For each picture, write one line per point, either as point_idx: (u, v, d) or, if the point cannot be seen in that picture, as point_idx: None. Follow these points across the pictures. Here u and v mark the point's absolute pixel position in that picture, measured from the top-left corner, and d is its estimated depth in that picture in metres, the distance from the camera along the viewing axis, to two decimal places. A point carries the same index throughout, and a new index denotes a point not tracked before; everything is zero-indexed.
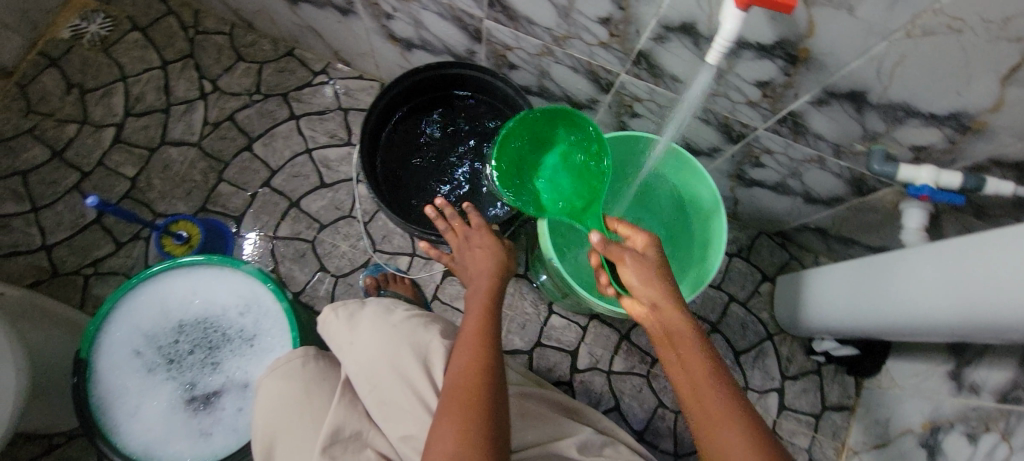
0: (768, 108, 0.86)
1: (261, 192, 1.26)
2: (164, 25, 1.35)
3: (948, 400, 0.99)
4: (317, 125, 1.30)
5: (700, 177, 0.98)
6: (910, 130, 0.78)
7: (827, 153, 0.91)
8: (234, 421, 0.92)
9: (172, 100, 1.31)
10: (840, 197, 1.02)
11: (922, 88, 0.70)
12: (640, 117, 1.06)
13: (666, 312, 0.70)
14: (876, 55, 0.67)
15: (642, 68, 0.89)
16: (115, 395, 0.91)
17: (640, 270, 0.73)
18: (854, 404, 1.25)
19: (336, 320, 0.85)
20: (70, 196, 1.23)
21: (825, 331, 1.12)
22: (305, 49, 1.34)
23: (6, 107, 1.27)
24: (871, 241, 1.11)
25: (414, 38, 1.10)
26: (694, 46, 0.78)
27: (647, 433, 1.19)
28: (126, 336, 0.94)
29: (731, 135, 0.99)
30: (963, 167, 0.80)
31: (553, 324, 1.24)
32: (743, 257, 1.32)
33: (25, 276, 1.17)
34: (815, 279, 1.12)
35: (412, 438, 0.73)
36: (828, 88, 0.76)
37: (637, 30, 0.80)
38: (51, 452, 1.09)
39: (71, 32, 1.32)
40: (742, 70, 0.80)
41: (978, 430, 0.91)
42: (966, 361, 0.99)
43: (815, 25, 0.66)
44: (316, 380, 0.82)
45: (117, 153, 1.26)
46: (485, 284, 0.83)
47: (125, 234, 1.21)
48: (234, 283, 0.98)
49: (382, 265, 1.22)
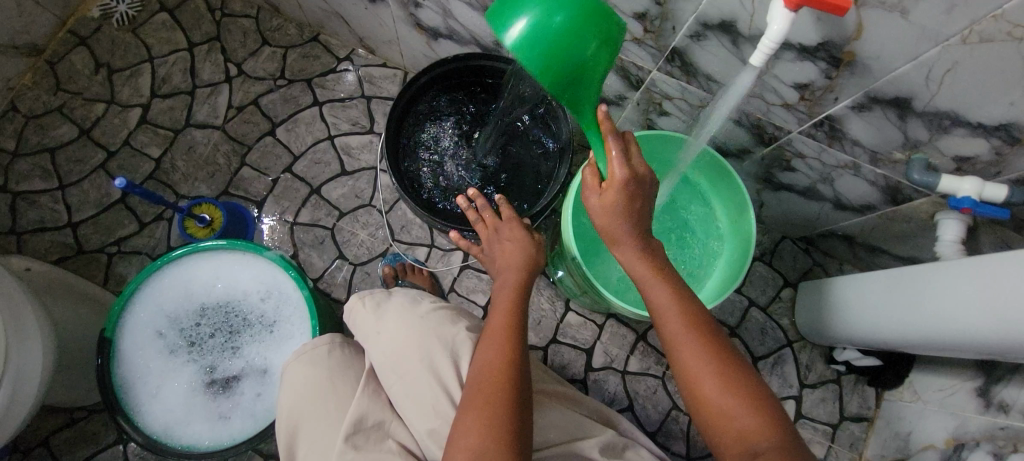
0: (805, 111, 0.83)
1: (282, 177, 1.26)
2: (191, 7, 1.35)
3: (975, 417, 0.97)
4: (340, 112, 1.30)
5: (730, 179, 0.96)
6: (955, 140, 0.75)
7: (863, 159, 0.88)
8: (252, 406, 0.93)
9: (198, 83, 1.31)
10: (872, 205, 0.99)
11: (974, 97, 0.67)
12: (668, 115, 1.03)
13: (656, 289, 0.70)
14: (927, 61, 0.65)
15: (674, 66, 0.87)
16: (138, 376, 0.93)
17: (605, 215, 0.71)
18: (873, 415, 1.23)
19: (362, 308, 0.85)
20: (96, 175, 1.24)
21: (850, 341, 1.10)
22: (330, 35, 1.33)
23: (36, 84, 1.28)
24: (901, 251, 1.08)
25: (441, 27, 1.09)
26: (732, 45, 0.75)
27: (660, 435, 1.18)
28: (149, 317, 0.95)
29: (762, 138, 0.96)
30: (1009, 180, 0.78)
31: (570, 321, 1.23)
32: (765, 261, 1.30)
33: (50, 252, 1.19)
34: (841, 288, 1.10)
35: (435, 432, 0.73)
36: (871, 92, 0.74)
37: (673, 27, 0.79)
38: (72, 425, 1.11)
39: (100, 12, 1.33)
40: (781, 71, 0.78)
41: (1005, 450, 0.89)
42: (995, 378, 0.96)
43: (864, 27, 0.64)
44: (341, 368, 0.82)
45: (142, 133, 1.27)
46: (513, 278, 0.82)
47: (148, 215, 1.22)
48: (257, 269, 0.98)
49: (400, 255, 1.22)
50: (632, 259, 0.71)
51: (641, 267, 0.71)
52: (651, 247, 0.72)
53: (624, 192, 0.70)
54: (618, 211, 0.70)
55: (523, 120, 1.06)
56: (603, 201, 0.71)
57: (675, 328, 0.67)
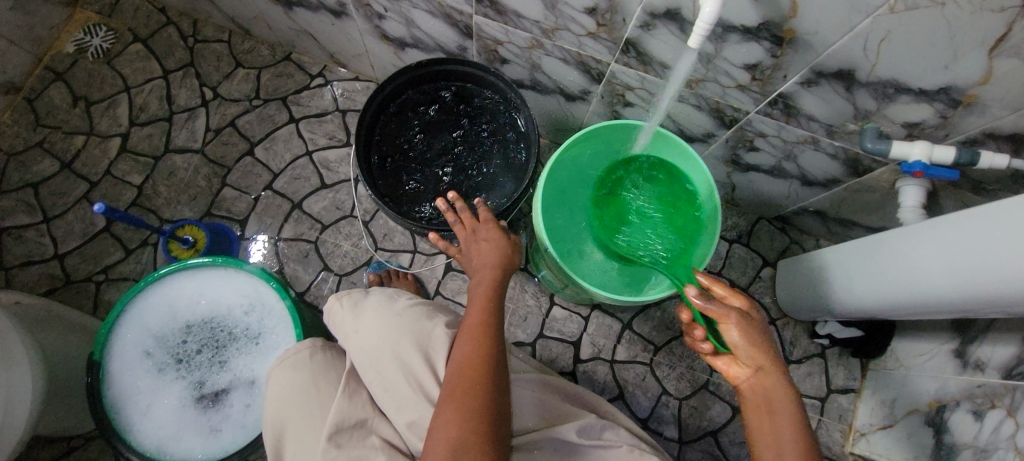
0: (758, 91, 0.86)
1: (263, 195, 1.28)
2: (164, 36, 1.38)
3: (954, 378, 0.99)
4: (316, 127, 1.33)
5: (694, 163, 1.01)
6: (901, 107, 0.78)
7: (820, 133, 0.90)
8: (242, 417, 0.95)
9: (175, 108, 1.33)
10: (836, 179, 1.02)
11: (910, 64, 0.70)
12: (633, 106, 1.06)
13: (766, 373, 0.72)
14: (861, 32, 0.67)
15: (631, 56, 0.90)
16: (128, 396, 0.94)
17: (744, 329, 0.74)
18: (860, 386, 1.24)
19: (340, 308, 0.88)
20: (80, 206, 1.26)
21: (830, 312, 1.11)
22: (302, 53, 1.36)
23: (15, 121, 1.31)
24: (871, 222, 1.10)
25: (406, 37, 1.12)
26: (681, 31, 0.78)
27: (652, 421, 1.19)
28: (136, 338, 0.97)
29: (723, 120, 0.99)
30: (957, 141, 0.80)
31: (555, 315, 1.24)
32: (743, 243, 1.32)
33: (39, 284, 1.20)
34: (816, 262, 1.12)
35: (416, 424, 0.76)
36: (816, 68, 0.76)
37: (623, 19, 0.81)
38: (70, 453, 1.12)
39: (75, 47, 1.36)
40: (729, 53, 0.80)
41: (984, 407, 0.91)
42: (971, 338, 0.98)
43: (798, 5, 0.67)
44: (323, 370, 0.84)
45: (123, 162, 1.29)
46: (488, 276, 0.83)
47: (134, 241, 1.24)
48: (240, 285, 1.00)
49: (384, 262, 1.24)
50: (756, 360, 0.73)
51: (770, 379, 0.72)
52: (760, 340, 0.74)
53: (745, 320, 0.74)
54: (771, 372, 0.72)
55: (487, 120, 1.09)
56: (746, 338, 0.73)
57: (773, 393, 0.71)
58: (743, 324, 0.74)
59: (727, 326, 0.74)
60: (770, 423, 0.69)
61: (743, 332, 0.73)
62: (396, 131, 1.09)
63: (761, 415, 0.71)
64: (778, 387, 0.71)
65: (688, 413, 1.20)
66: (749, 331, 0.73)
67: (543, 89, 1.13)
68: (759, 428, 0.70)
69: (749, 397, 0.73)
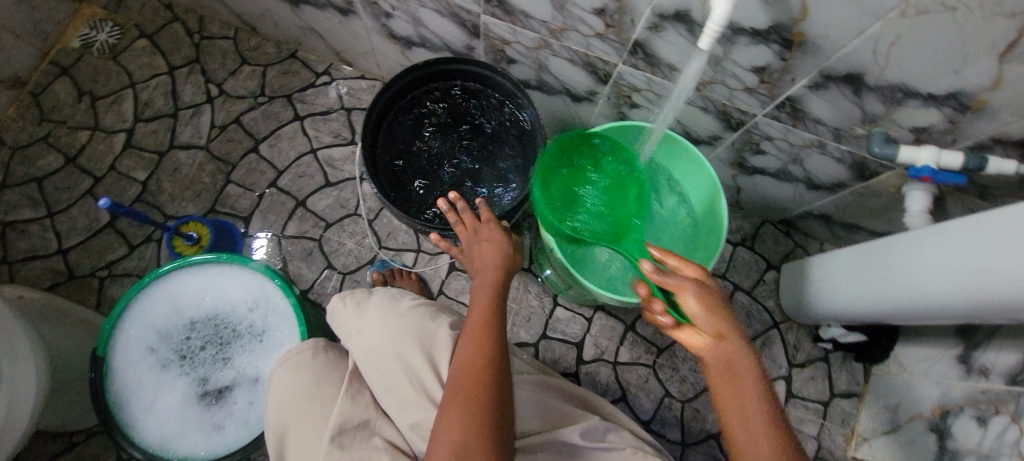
0: (766, 94, 0.86)
1: (267, 192, 1.28)
2: (170, 32, 1.38)
3: (958, 384, 0.99)
4: (321, 125, 1.32)
5: (701, 166, 1.00)
6: (909, 112, 0.78)
7: (827, 137, 0.90)
8: (245, 415, 0.94)
9: (180, 105, 1.33)
10: (842, 183, 1.02)
11: (920, 68, 0.70)
12: (639, 108, 1.06)
13: (726, 340, 0.68)
14: (871, 36, 0.67)
15: (638, 58, 0.89)
16: (132, 392, 0.94)
17: (700, 296, 0.70)
18: (863, 390, 1.24)
19: (344, 308, 0.88)
20: (84, 201, 1.26)
21: (832, 317, 1.11)
22: (308, 51, 1.36)
23: (20, 116, 1.31)
24: (876, 227, 1.10)
25: (413, 36, 1.12)
26: (689, 33, 0.78)
27: (654, 423, 1.19)
28: (140, 334, 0.97)
29: (730, 123, 0.99)
30: (965, 147, 0.80)
31: (558, 316, 1.24)
32: (747, 246, 1.32)
33: (42, 279, 1.20)
34: (820, 267, 1.12)
35: (419, 425, 0.76)
36: (825, 71, 0.76)
37: (632, 20, 0.81)
38: (72, 449, 1.12)
39: (81, 42, 1.36)
40: (738, 56, 0.80)
41: (988, 413, 0.91)
42: (975, 344, 0.98)
43: (809, 8, 0.67)
44: (325, 370, 0.84)
45: (128, 158, 1.29)
46: (490, 277, 0.83)
47: (137, 237, 1.24)
48: (245, 282, 1.00)
49: (388, 261, 1.24)
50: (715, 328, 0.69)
51: (730, 345, 0.68)
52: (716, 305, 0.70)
53: (700, 287, 0.71)
54: (731, 338, 0.68)
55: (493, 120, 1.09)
56: (703, 304, 0.70)
57: (734, 359, 0.67)
58: (698, 291, 0.71)
59: (684, 294, 0.71)
60: (733, 389, 0.65)
61: (698, 298, 0.70)
62: (402, 130, 1.09)
63: (726, 383, 0.66)
64: (739, 353, 0.67)
65: (691, 416, 1.20)
66: (705, 297, 0.70)
67: (549, 89, 1.13)
68: (726, 399, 0.65)
69: (711, 366, 0.68)
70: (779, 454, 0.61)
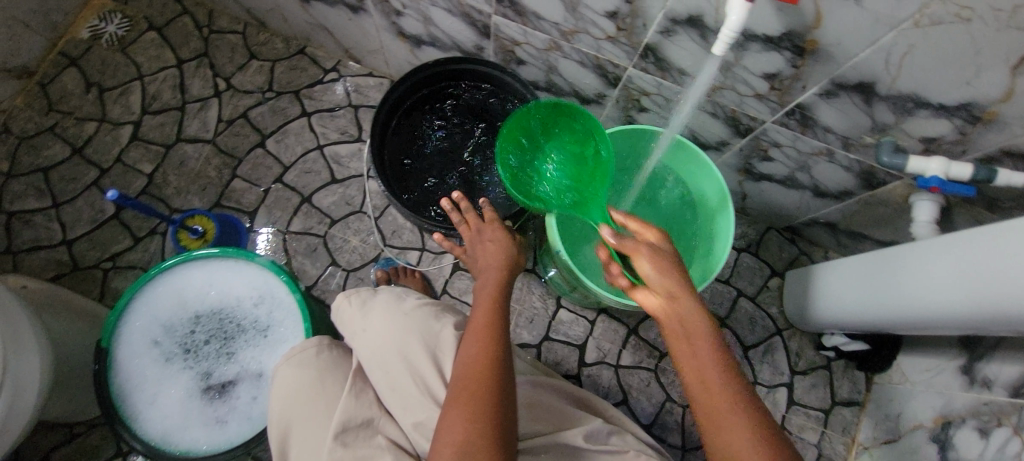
0: (776, 100, 0.86)
1: (273, 188, 1.28)
2: (179, 25, 1.38)
3: (961, 395, 0.99)
4: (328, 122, 1.32)
5: (709, 174, 0.99)
6: (920, 122, 0.78)
7: (835, 145, 0.90)
8: (249, 410, 0.94)
9: (187, 98, 1.33)
10: (849, 191, 1.02)
11: (932, 79, 0.70)
12: (648, 111, 1.06)
13: (677, 294, 0.68)
14: (884, 45, 0.67)
15: (649, 62, 0.89)
16: (136, 384, 0.94)
17: (651, 256, 0.71)
18: (865, 399, 1.24)
19: (349, 306, 0.87)
20: (89, 192, 1.26)
21: (835, 325, 1.12)
22: (316, 47, 1.36)
23: (27, 105, 1.31)
24: (882, 236, 1.10)
25: (423, 34, 1.12)
26: (701, 39, 0.78)
27: (655, 427, 1.19)
28: (144, 326, 0.97)
29: (738, 129, 0.99)
30: (974, 158, 0.80)
31: (561, 318, 1.24)
32: (751, 252, 1.32)
33: (46, 270, 1.20)
34: (824, 275, 1.12)
35: (423, 425, 0.75)
36: (836, 79, 0.76)
37: (644, 23, 0.81)
38: (72, 439, 1.12)
39: (90, 33, 1.36)
40: (749, 62, 0.80)
41: (990, 425, 0.90)
42: (978, 355, 0.98)
43: (823, 15, 0.66)
44: (329, 367, 0.84)
45: (135, 150, 1.29)
46: (494, 277, 0.83)
47: (142, 229, 1.24)
48: (250, 277, 1.00)
49: (392, 259, 1.24)
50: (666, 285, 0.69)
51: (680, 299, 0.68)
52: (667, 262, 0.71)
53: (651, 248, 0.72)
54: (680, 292, 0.68)
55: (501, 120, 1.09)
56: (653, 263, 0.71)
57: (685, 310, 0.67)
58: (650, 253, 0.72)
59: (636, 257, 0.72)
60: (684, 339, 0.66)
61: (649, 258, 0.71)
62: (410, 128, 1.09)
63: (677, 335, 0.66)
64: (688, 305, 0.67)
65: (692, 421, 1.20)
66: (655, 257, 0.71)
67: (558, 91, 1.13)
68: (678, 350, 0.66)
69: (664, 322, 0.68)
70: (733, 396, 0.60)
